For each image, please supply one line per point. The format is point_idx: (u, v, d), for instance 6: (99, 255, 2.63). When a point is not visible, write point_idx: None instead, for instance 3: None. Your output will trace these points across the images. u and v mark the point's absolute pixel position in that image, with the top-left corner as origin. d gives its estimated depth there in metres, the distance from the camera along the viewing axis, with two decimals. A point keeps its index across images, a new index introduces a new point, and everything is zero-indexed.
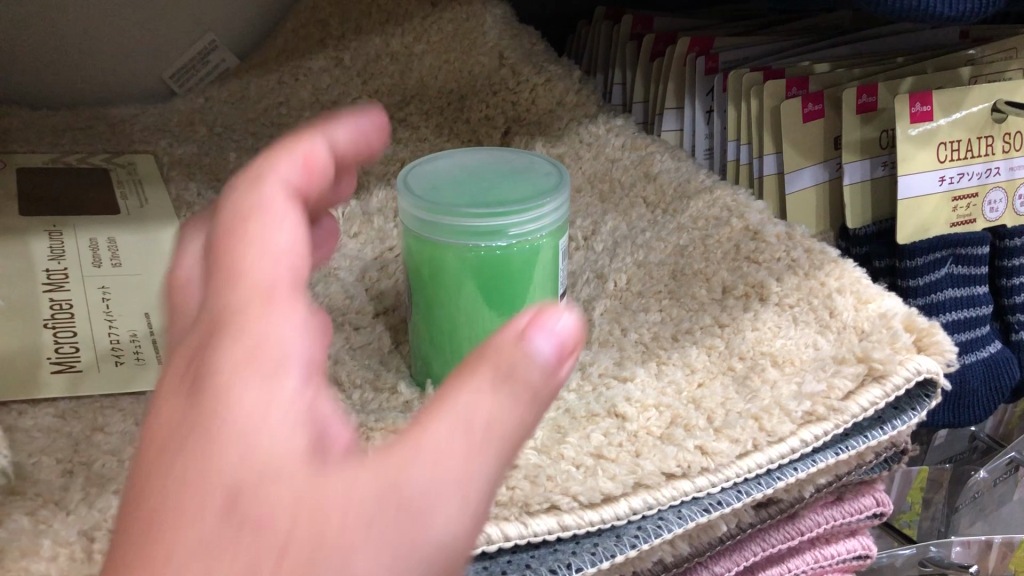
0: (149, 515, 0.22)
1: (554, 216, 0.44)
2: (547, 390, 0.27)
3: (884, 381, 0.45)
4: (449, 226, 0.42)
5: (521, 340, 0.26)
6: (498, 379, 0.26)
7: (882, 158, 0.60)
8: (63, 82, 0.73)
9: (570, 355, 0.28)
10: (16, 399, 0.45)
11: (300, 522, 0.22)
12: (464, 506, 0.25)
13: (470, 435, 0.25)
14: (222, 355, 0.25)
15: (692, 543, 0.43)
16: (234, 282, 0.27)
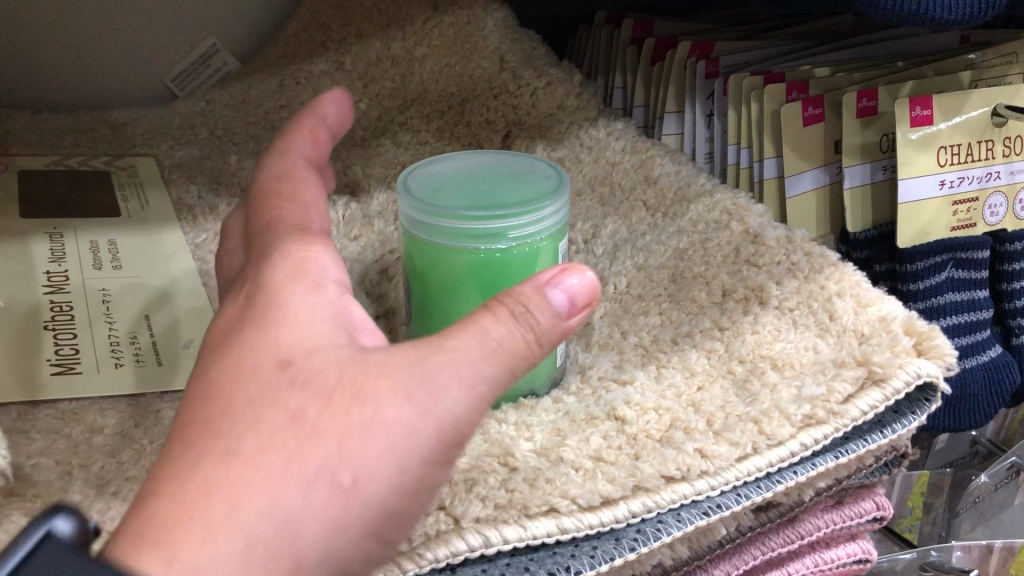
0: (228, 374, 0.31)
1: (553, 219, 0.44)
2: (558, 328, 0.34)
3: (884, 385, 0.44)
4: (448, 228, 0.42)
5: (541, 291, 0.33)
6: (515, 313, 0.32)
7: (882, 161, 0.60)
8: (64, 85, 0.73)
9: (584, 308, 0.34)
10: (15, 400, 0.45)
11: (339, 381, 0.30)
12: (471, 393, 0.31)
13: (487, 343, 0.32)
14: (281, 276, 0.34)
15: (691, 546, 0.43)
16: (279, 232, 0.37)
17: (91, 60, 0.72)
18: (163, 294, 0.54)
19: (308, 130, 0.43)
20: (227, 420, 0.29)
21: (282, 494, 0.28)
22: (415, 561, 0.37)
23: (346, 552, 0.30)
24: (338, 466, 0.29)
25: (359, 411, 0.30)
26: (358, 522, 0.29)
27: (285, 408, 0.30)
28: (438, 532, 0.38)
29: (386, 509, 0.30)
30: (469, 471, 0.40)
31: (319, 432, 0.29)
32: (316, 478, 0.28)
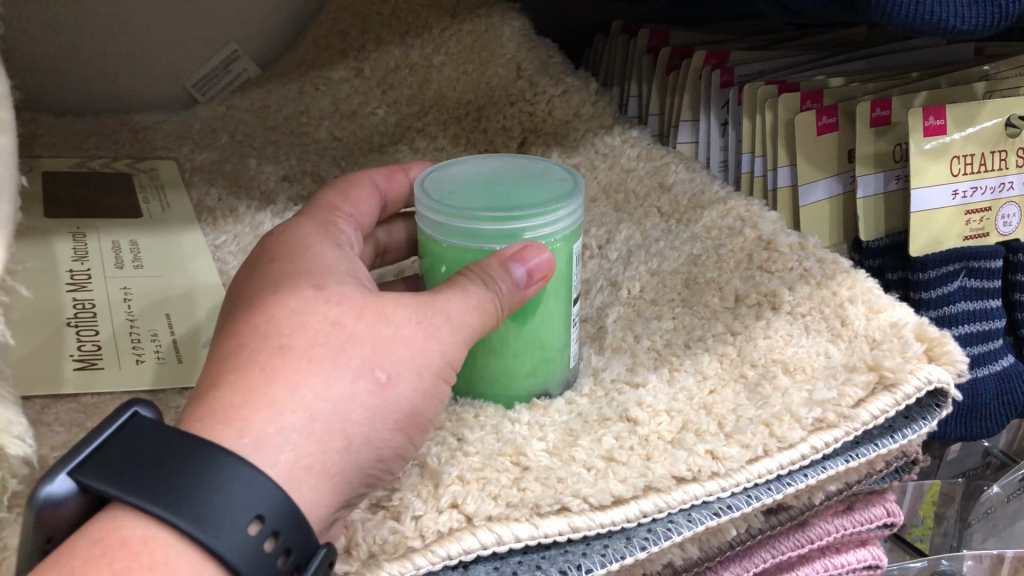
0: (268, 292, 0.37)
1: (564, 223, 0.44)
2: (518, 295, 0.40)
3: (895, 390, 0.45)
4: (462, 229, 0.43)
5: (503, 263, 0.40)
6: (481, 280, 0.39)
7: (895, 171, 0.60)
8: (86, 88, 0.74)
9: (541, 281, 0.40)
10: (39, 393, 0.46)
11: (365, 309, 0.37)
12: (464, 328, 0.38)
13: (472, 292, 0.39)
14: (308, 235, 0.42)
15: (701, 547, 0.44)
16: (315, 217, 0.44)
17: (113, 66, 0.73)
18: (183, 294, 0.55)
19: (388, 170, 0.51)
20: (273, 326, 0.35)
21: (333, 382, 0.34)
22: (426, 557, 0.38)
23: (382, 442, 0.35)
24: (373, 366, 0.35)
25: (384, 327, 0.36)
26: (391, 416, 0.35)
27: (323, 318, 0.36)
28: (451, 529, 0.39)
29: (413, 410, 0.36)
30: (482, 470, 0.41)
31: (355, 338, 0.35)
32: (358, 370, 0.34)
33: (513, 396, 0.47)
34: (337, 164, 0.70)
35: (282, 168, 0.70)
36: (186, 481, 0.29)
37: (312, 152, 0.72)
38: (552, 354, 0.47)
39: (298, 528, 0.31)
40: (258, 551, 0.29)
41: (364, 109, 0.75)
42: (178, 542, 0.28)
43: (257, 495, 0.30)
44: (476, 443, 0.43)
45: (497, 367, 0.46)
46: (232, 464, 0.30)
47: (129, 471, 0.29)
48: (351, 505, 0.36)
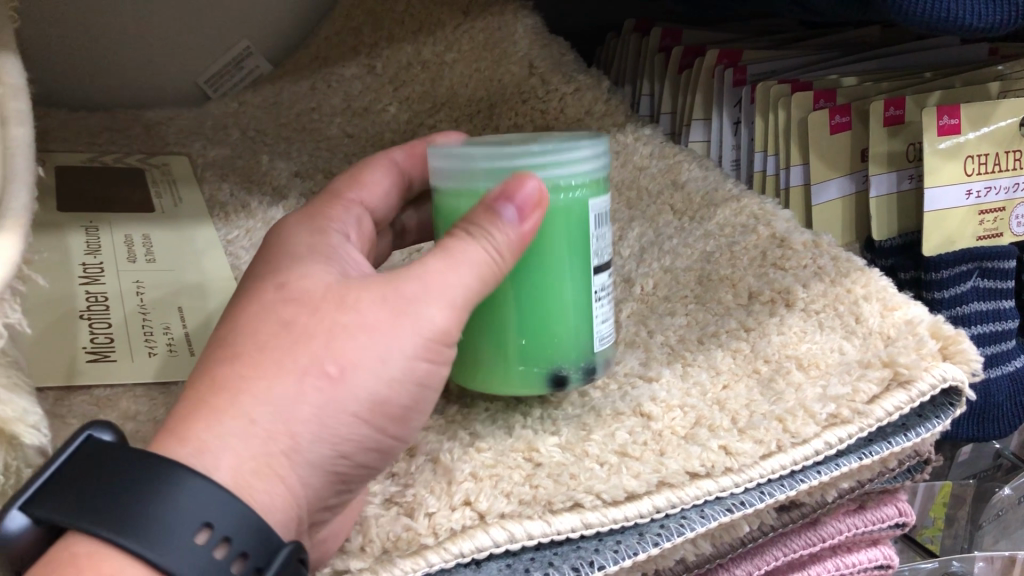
0: (239, 301, 0.37)
1: (576, 175, 0.40)
2: (512, 237, 0.38)
3: (909, 387, 0.45)
4: (460, 169, 0.40)
5: (490, 208, 0.38)
6: (471, 233, 0.38)
7: (908, 171, 0.60)
8: (99, 84, 0.74)
9: (532, 219, 0.38)
10: (52, 384, 0.46)
11: (326, 298, 0.36)
12: (440, 303, 0.36)
13: (449, 258, 0.37)
14: (300, 226, 0.42)
15: (714, 543, 0.44)
16: (319, 208, 0.45)
17: (126, 66, 0.73)
18: (196, 288, 0.55)
19: (407, 148, 0.52)
20: (229, 339, 0.35)
21: (276, 384, 0.33)
22: (440, 554, 0.37)
23: (340, 435, 0.34)
24: (322, 361, 0.33)
25: (343, 316, 0.35)
26: (349, 407, 0.33)
27: (278, 319, 0.35)
28: (463, 527, 0.38)
29: (376, 399, 0.34)
30: (495, 466, 0.41)
31: (307, 334, 0.34)
32: (304, 368, 0.33)
33: (505, 379, 0.42)
34: (349, 161, 0.71)
35: (294, 164, 0.70)
36: (128, 503, 0.29)
37: (324, 148, 0.72)
38: (551, 336, 0.41)
39: (253, 530, 0.30)
40: (210, 559, 0.29)
41: (376, 105, 0.75)
42: (127, 563, 0.28)
43: (204, 504, 0.30)
44: (488, 438, 0.43)
45: (486, 342, 0.42)
46: (175, 477, 0.30)
47: (74, 498, 0.29)
48: (335, 500, 0.36)
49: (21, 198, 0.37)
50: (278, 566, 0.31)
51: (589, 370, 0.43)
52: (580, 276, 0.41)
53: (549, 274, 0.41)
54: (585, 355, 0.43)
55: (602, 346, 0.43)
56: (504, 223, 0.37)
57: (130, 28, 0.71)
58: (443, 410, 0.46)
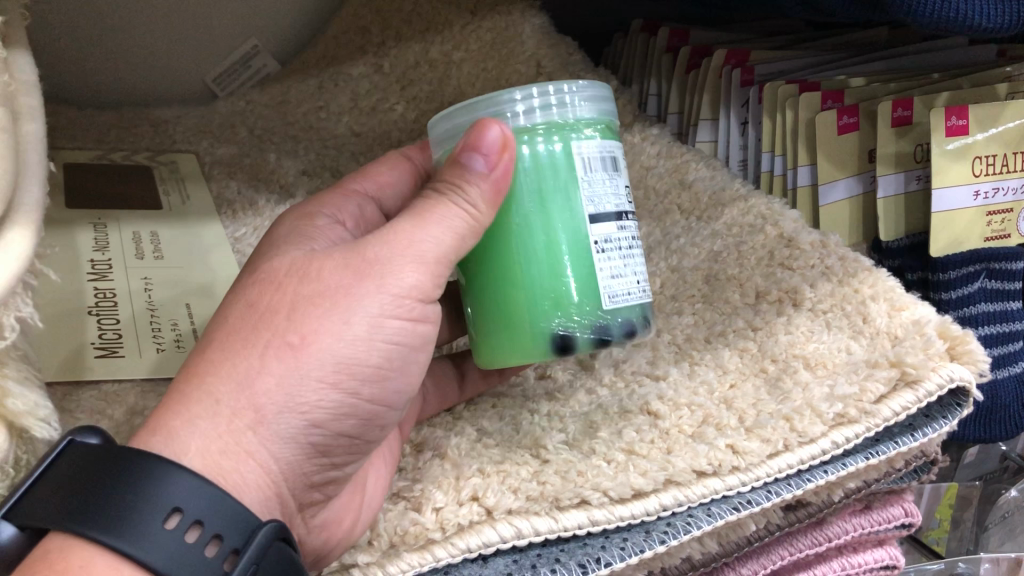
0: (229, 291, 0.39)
1: (576, 116, 0.40)
2: (482, 187, 0.37)
3: (916, 387, 0.45)
4: (459, 121, 0.40)
5: (458, 160, 0.38)
6: (444, 191, 0.38)
7: (916, 172, 0.59)
8: (112, 85, 0.73)
9: (500, 165, 0.37)
10: (60, 379, 0.47)
11: (291, 274, 0.37)
12: (409, 260, 0.37)
13: (418, 217, 0.37)
14: (298, 217, 0.44)
15: (720, 542, 0.44)
16: (322, 199, 0.46)
17: (133, 71, 0.72)
18: (203, 284, 0.55)
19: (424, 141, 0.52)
20: (211, 328, 0.36)
21: (238, 361, 0.34)
22: (446, 549, 0.38)
23: (310, 404, 0.34)
24: (284, 333, 0.34)
25: (304, 288, 0.36)
26: (313, 373, 0.34)
27: (243, 302, 0.36)
28: (471, 522, 0.39)
29: (343, 361, 0.35)
30: (503, 463, 0.41)
31: (269, 310, 0.35)
32: (267, 343, 0.34)
33: (509, 343, 0.41)
34: (356, 160, 0.71)
35: (302, 163, 0.70)
36: (98, 496, 0.30)
37: (332, 147, 0.72)
38: (545, 290, 0.39)
39: (224, 511, 0.31)
40: (181, 543, 0.30)
41: (383, 104, 0.75)
42: (99, 554, 0.29)
43: (172, 490, 0.30)
44: (496, 435, 0.43)
45: (489, 305, 0.41)
46: (145, 466, 0.31)
47: (51, 498, 0.31)
48: (325, 478, 0.37)
49: (34, 192, 0.37)
50: (259, 545, 0.31)
51: (601, 333, 0.40)
52: (573, 223, 0.39)
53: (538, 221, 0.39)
54: (591, 314, 0.40)
55: (617, 308, 0.40)
56: (473, 172, 0.37)
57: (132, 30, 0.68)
58: (451, 409, 0.47)
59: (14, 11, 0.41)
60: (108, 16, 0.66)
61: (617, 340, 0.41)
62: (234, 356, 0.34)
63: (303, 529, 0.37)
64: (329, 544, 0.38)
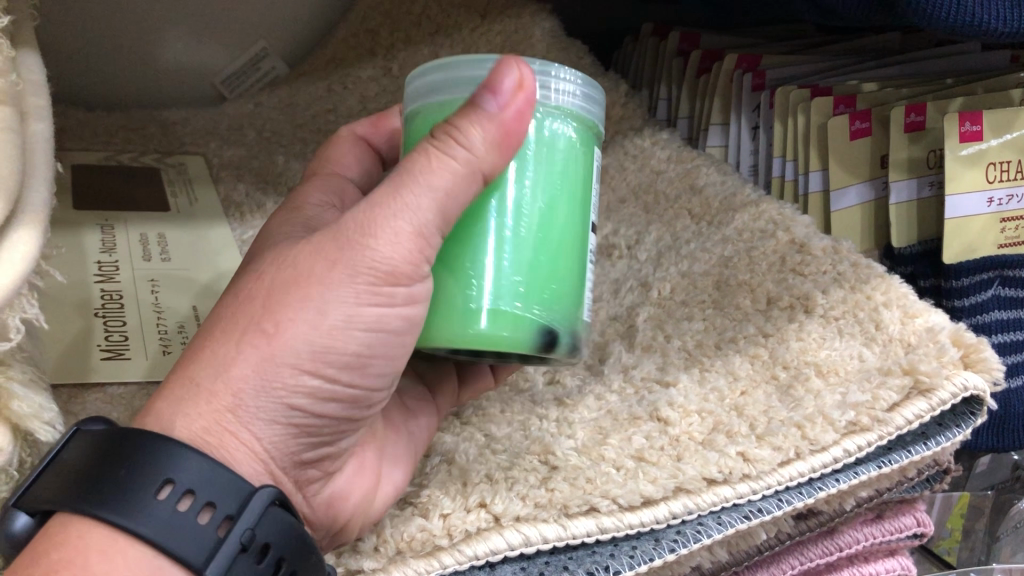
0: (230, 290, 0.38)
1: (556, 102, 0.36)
2: (489, 130, 0.33)
3: (930, 395, 0.45)
4: (440, 77, 0.36)
5: (467, 104, 0.34)
6: (439, 140, 0.34)
7: (929, 177, 0.58)
8: (122, 88, 0.73)
9: (514, 106, 0.33)
10: (64, 380, 0.47)
11: (269, 262, 0.36)
12: (393, 224, 0.34)
13: (404, 175, 0.34)
14: (292, 216, 0.44)
15: (730, 551, 0.43)
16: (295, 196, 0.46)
17: (142, 73, 0.72)
18: (211, 287, 0.55)
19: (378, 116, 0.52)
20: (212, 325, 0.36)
21: (218, 353, 0.34)
22: (453, 556, 0.37)
23: (288, 388, 0.33)
24: (259, 322, 0.34)
25: (278, 273, 0.35)
26: (289, 360, 0.33)
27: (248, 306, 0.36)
28: (478, 529, 0.38)
29: (315, 350, 0.34)
30: (511, 469, 0.41)
31: (250, 296, 0.35)
32: (244, 332, 0.34)
33: (478, 324, 0.36)
34: None
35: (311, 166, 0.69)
36: (98, 473, 0.30)
37: None
38: (563, 293, 0.38)
39: (218, 482, 0.31)
40: (172, 512, 0.29)
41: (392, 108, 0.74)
42: (94, 526, 0.29)
43: (164, 461, 0.30)
44: (504, 441, 0.43)
45: (458, 278, 0.36)
46: (142, 439, 0.31)
47: (57, 481, 0.31)
48: (320, 454, 0.37)
49: (41, 193, 0.36)
50: (253, 512, 0.31)
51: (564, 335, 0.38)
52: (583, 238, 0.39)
53: (538, 201, 0.36)
54: (563, 318, 0.38)
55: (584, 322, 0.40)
56: (483, 114, 0.33)
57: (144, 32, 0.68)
58: (459, 413, 0.47)
59: (23, 10, 0.41)
60: (120, 19, 0.66)
61: (573, 344, 0.39)
62: (225, 349, 0.33)
63: (307, 505, 0.38)
64: (339, 520, 0.38)
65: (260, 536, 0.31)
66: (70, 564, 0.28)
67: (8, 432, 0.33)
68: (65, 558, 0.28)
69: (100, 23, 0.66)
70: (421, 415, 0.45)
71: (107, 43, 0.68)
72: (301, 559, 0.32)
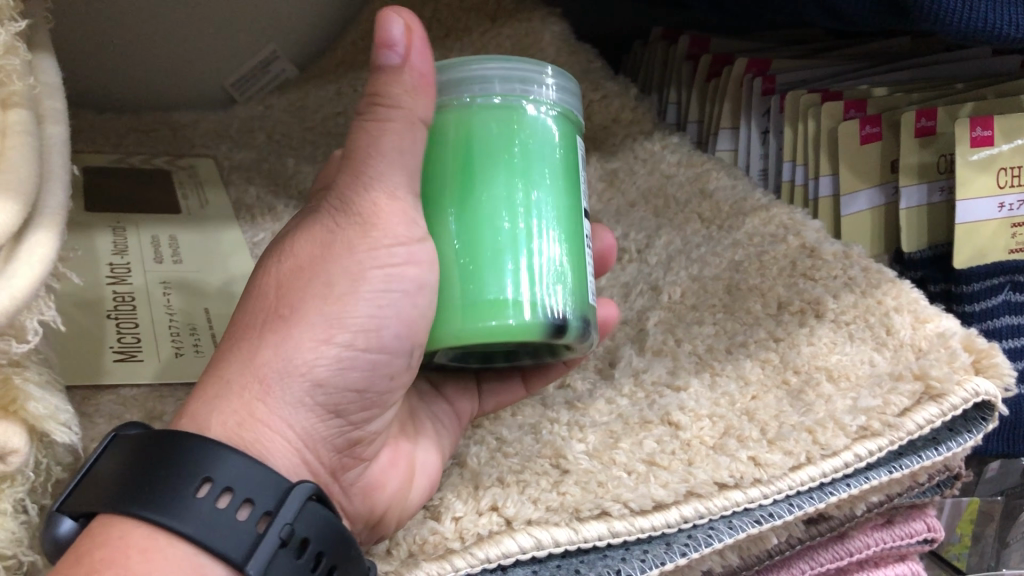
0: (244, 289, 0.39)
1: (542, 95, 0.38)
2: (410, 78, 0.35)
3: (941, 400, 0.45)
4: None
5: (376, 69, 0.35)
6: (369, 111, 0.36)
7: (940, 183, 0.58)
8: (132, 91, 0.73)
9: (417, 53, 0.35)
10: (78, 380, 0.47)
11: (274, 264, 0.38)
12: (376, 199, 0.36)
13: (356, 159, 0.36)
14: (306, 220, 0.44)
15: (741, 555, 0.43)
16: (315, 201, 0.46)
17: (152, 75, 0.72)
18: (223, 291, 0.55)
19: None
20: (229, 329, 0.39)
21: (237, 344, 0.37)
22: (465, 559, 0.37)
23: (306, 362, 0.35)
24: (276, 308, 0.37)
25: (280, 267, 0.38)
26: (303, 332, 0.36)
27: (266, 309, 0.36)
28: (490, 532, 0.38)
29: (330, 318, 0.36)
30: (523, 472, 0.41)
31: (261, 292, 0.37)
32: (262, 320, 0.36)
33: (471, 316, 0.37)
34: None
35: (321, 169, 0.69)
36: (140, 475, 0.32)
37: None
38: (569, 279, 0.39)
39: (254, 479, 0.32)
40: (213, 508, 0.31)
41: None
42: (138, 525, 0.31)
43: (201, 461, 0.32)
44: (515, 444, 0.43)
45: (451, 274, 0.38)
46: (179, 439, 0.32)
47: (103, 485, 0.32)
48: (354, 443, 0.39)
49: (59, 196, 0.37)
50: (290, 507, 0.32)
51: (568, 317, 0.38)
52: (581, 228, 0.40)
53: (520, 193, 0.38)
54: (568, 302, 0.38)
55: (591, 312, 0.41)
56: (392, 68, 0.34)
57: (154, 35, 0.68)
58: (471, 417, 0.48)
59: (39, 14, 0.42)
60: (130, 21, 0.66)
61: (584, 332, 0.40)
62: None
63: (343, 496, 0.39)
64: (376, 510, 0.39)
65: (298, 531, 0.32)
66: (113, 563, 0.29)
67: (25, 433, 0.33)
68: (108, 556, 0.30)
69: (111, 25, 0.66)
70: (443, 415, 0.46)
71: (118, 45, 0.68)
72: (342, 554, 0.33)
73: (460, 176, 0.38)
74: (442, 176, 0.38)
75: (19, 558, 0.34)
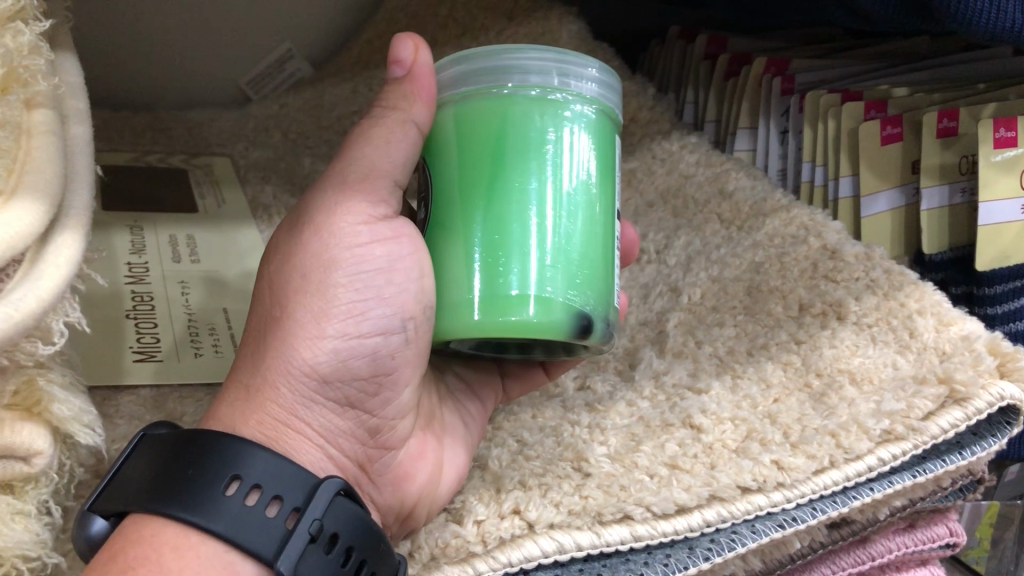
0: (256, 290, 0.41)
1: (580, 90, 0.37)
2: None
3: (966, 404, 0.44)
4: (459, 69, 0.38)
5: None
6: None
7: (961, 183, 0.58)
8: (149, 90, 0.73)
9: None
10: (98, 381, 0.47)
11: (273, 263, 0.41)
12: None
13: None
14: None
15: (763, 559, 0.43)
16: None
17: (168, 74, 0.72)
18: (241, 292, 0.55)
19: None
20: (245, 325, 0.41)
21: (248, 342, 0.39)
22: (487, 563, 0.37)
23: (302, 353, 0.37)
24: (271, 309, 0.39)
25: (276, 266, 0.40)
26: (298, 327, 0.37)
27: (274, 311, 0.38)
28: (513, 536, 0.38)
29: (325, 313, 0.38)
30: (544, 475, 0.40)
31: (264, 293, 0.40)
32: (264, 319, 0.39)
33: (489, 309, 0.36)
34: None
35: None
36: (170, 474, 0.32)
37: None
38: (592, 278, 0.38)
39: (283, 477, 0.32)
40: (242, 506, 0.31)
41: None
42: (169, 524, 0.31)
43: (230, 460, 0.32)
44: (536, 446, 0.43)
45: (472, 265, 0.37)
46: (206, 437, 0.33)
47: (130, 487, 0.32)
48: (377, 435, 0.40)
49: (83, 197, 0.36)
50: (319, 504, 0.32)
51: (585, 317, 0.37)
52: (609, 227, 0.39)
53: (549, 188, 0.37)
54: (589, 302, 0.38)
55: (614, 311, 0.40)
56: None
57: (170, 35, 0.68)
58: (492, 417, 0.48)
59: (61, 13, 0.42)
60: (145, 20, 0.66)
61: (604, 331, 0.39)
62: None
63: (372, 489, 0.40)
64: (407, 503, 0.40)
65: (328, 527, 0.32)
66: (145, 562, 0.29)
67: (48, 435, 0.33)
68: (141, 555, 0.30)
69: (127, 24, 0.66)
70: (471, 406, 0.47)
71: (135, 44, 0.68)
72: (372, 549, 0.33)
73: (488, 168, 0.37)
74: (471, 167, 0.37)
75: (43, 561, 0.34)
